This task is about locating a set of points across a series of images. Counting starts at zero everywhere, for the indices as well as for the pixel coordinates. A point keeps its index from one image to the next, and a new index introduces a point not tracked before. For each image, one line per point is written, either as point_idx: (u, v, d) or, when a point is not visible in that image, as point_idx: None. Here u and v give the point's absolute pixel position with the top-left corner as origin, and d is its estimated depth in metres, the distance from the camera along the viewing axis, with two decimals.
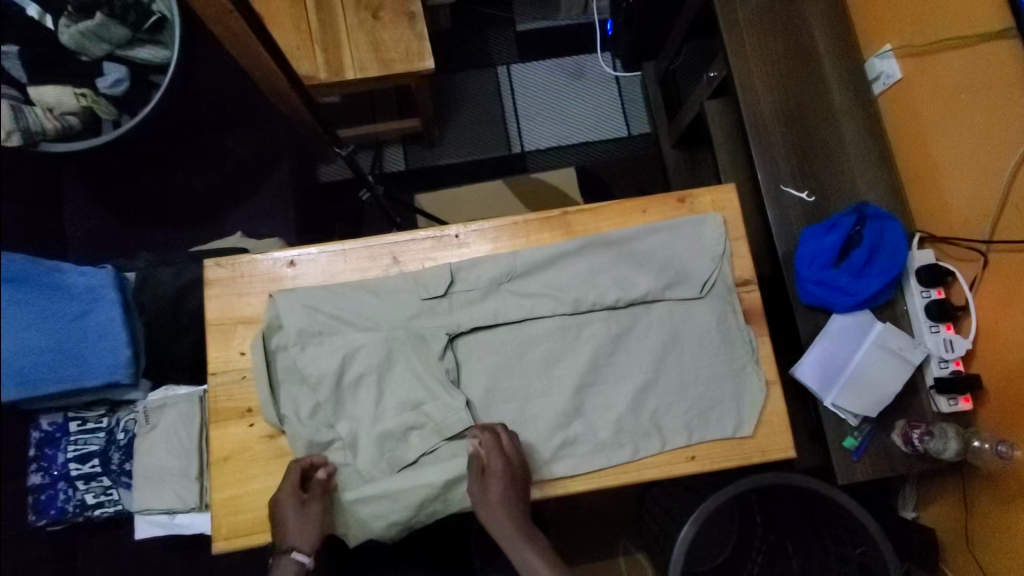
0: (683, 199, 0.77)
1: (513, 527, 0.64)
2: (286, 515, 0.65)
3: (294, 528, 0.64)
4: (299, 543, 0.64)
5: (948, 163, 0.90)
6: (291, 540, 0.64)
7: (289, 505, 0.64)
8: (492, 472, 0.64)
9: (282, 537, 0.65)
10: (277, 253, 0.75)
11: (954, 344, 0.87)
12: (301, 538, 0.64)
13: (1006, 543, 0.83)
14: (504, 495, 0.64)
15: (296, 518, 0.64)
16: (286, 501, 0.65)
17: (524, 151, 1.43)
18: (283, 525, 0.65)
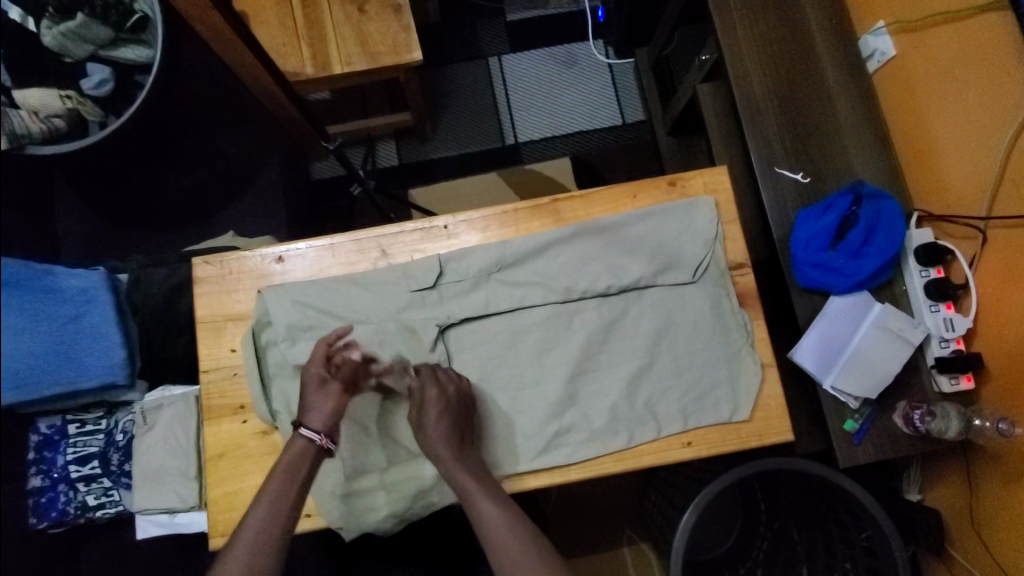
0: (674, 182, 0.76)
1: (448, 451, 0.62)
2: (307, 386, 0.64)
3: (308, 398, 0.63)
4: (311, 418, 0.63)
5: (945, 139, 0.89)
6: (304, 411, 0.63)
7: (310, 381, 0.64)
8: (427, 396, 0.64)
9: (298, 413, 0.63)
10: (265, 248, 0.75)
11: (954, 323, 0.86)
12: (314, 413, 0.63)
13: (1012, 522, 0.82)
14: (441, 419, 0.63)
15: (314, 394, 0.64)
16: (306, 374, 0.65)
17: (518, 142, 1.42)
18: (303, 396, 0.64)
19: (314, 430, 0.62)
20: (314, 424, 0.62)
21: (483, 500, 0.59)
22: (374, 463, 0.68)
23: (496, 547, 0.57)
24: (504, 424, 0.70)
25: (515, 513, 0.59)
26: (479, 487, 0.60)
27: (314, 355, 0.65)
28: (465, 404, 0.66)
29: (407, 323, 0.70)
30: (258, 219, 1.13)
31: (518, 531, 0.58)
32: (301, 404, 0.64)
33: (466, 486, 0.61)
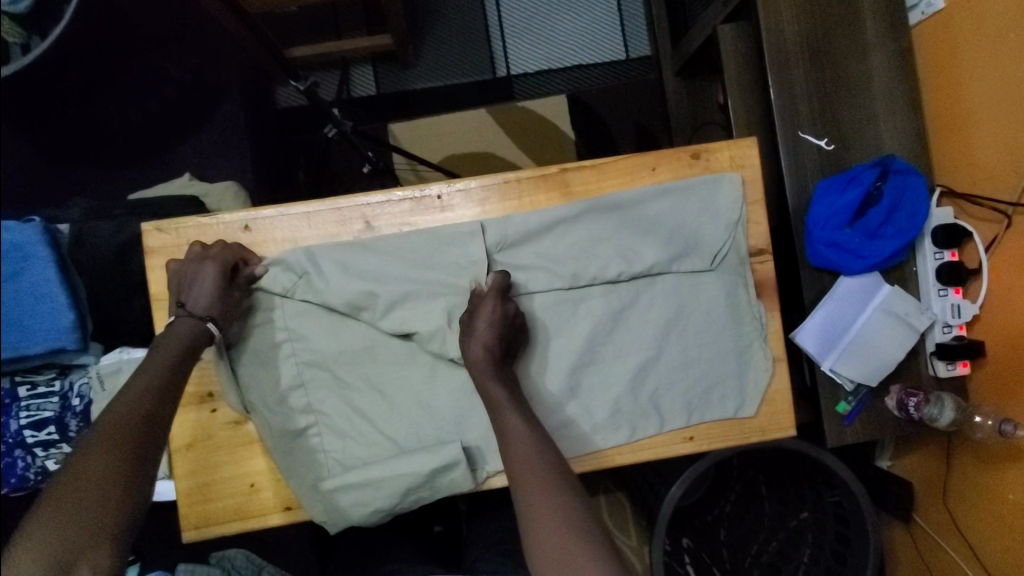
0: (698, 154, 0.68)
1: (488, 364, 0.58)
2: (203, 276, 0.59)
3: (211, 294, 0.59)
4: (209, 308, 0.59)
5: (984, 112, 0.81)
6: (199, 304, 0.59)
7: (212, 273, 0.59)
8: (483, 307, 0.60)
9: (190, 300, 0.59)
10: (229, 214, 0.64)
11: (961, 309, 0.84)
12: (208, 303, 0.59)
13: (984, 502, 0.86)
14: (491, 329, 0.59)
15: (209, 284, 0.59)
16: (209, 265, 0.60)
17: (510, 75, 1.27)
18: (196, 286, 0.59)
19: (216, 328, 0.60)
20: (212, 319, 0.59)
21: (514, 415, 0.56)
22: (361, 457, 0.64)
23: (514, 457, 0.54)
24: None
25: (541, 435, 0.56)
26: (510, 400, 0.57)
27: (221, 251, 0.61)
28: (516, 323, 0.62)
29: (454, 232, 0.64)
30: (217, 159, 1.00)
31: (544, 452, 0.54)
32: (191, 295, 0.59)
33: (493, 397, 0.57)
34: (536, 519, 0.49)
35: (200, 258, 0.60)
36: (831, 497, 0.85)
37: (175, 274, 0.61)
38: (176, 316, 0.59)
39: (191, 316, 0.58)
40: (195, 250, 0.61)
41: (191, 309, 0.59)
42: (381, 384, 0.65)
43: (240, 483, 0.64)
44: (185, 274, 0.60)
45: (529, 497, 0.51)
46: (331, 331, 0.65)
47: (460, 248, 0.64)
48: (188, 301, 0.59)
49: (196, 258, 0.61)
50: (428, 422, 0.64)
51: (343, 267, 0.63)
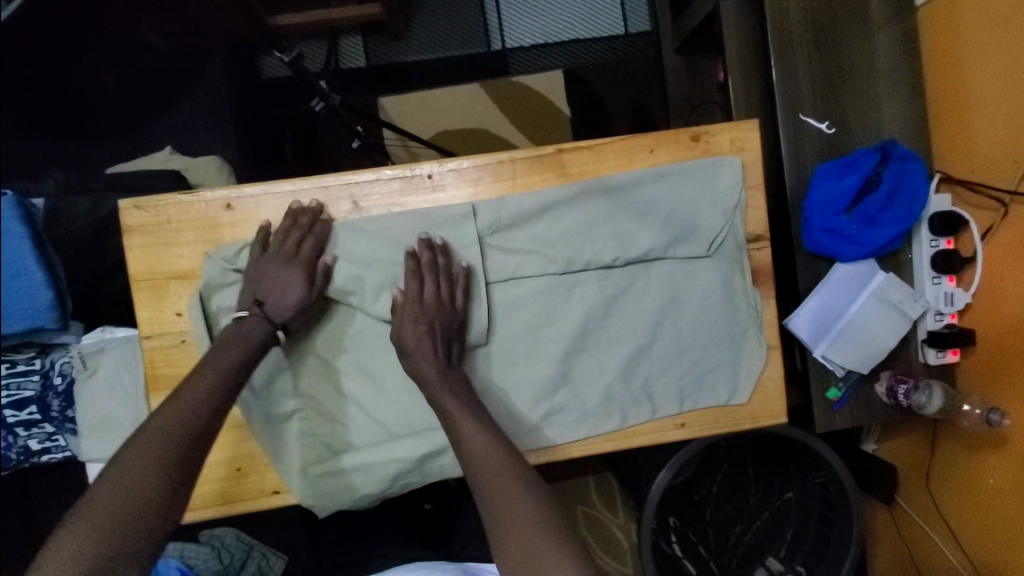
0: (699, 136, 0.66)
1: (434, 375, 0.58)
2: (290, 279, 0.59)
3: (291, 305, 0.59)
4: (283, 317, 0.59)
5: (984, 99, 0.80)
6: (278, 312, 0.59)
7: (296, 276, 0.59)
8: (406, 326, 0.59)
9: (274, 305, 0.59)
10: (211, 192, 0.62)
11: (955, 298, 0.85)
12: (282, 309, 0.59)
13: (966, 486, 0.88)
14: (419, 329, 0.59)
15: (289, 290, 0.59)
16: (298, 269, 0.59)
17: (505, 49, 1.23)
18: (280, 289, 0.59)
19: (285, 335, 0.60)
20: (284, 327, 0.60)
21: (472, 425, 0.55)
22: (348, 441, 0.63)
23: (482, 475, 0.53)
24: (494, 399, 0.64)
25: (505, 445, 0.55)
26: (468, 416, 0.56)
27: (307, 252, 0.60)
28: (451, 310, 0.60)
29: (445, 215, 0.62)
30: (200, 132, 0.96)
31: (509, 463, 0.53)
32: (273, 297, 0.59)
33: (444, 407, 0.57)
34: (508, 531, 0.49)
35: (287, 255, 0.59)
36: (816, 476, 0.87)
37: (255, 253, 0.60)
38: (250, 313, 0.59)
39: (266, 320, 0.59)
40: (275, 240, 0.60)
41: (267, 311, 0.59)
42: (370, 369, 0.63)
43: (226, 467, 0.63)
44: (270, 268, 0.59)
45: (498, 509, 0.51)
46: (322, 313, 0.63)
47: (452, 231, 0.62)
48: (268, 303, 0.59)
49: (284, 256, 0.59)
50: (419, 408, 0.63)
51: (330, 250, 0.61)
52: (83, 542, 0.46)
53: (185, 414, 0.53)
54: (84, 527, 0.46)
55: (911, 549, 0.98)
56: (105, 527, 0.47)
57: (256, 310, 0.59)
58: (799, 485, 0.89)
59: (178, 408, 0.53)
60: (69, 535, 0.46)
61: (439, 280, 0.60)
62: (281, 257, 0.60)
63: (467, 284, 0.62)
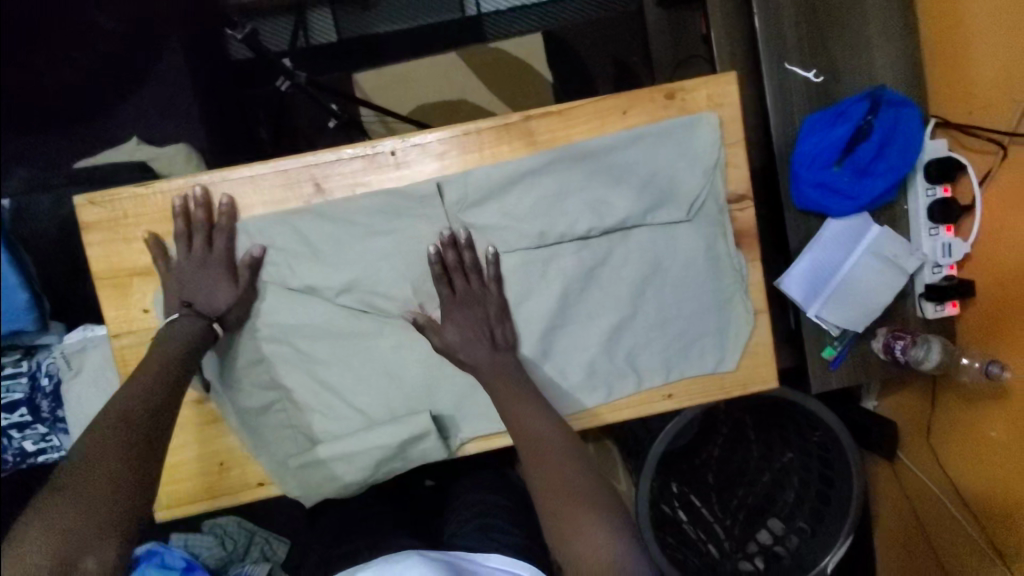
0: (674, 93, 0.62)
1: (485, 363, 0.59)
2: (210, 275, 0.58)
3: (222, 300, 0.58)
4: (213, 311, 0.59)
5: (979, 34, 0.76)
6: (209, 306, 0.58)
7: (214, 271, 0.58)
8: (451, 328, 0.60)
9: (199, 302, 0.58)
10: (166, 182, 0.59)
11: (952, 249, 0.81)
12: (212, 303, 0.58)
13: (968, 440, 0.87)
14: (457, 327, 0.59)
15: (210, 284, 0.58)
16: (217, 265, 0.58)
17: (480, 14, 1.15)
18: (207, 286, 0.58)
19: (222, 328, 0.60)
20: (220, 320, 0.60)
21: (534, 410, 0.57)
22: (329, 431, 0.62)
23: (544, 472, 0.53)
24: None
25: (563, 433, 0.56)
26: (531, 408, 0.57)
27: (220, 245, 0.58)
28: (487, 299, 0.60)
29: (411, 193, 0.60)
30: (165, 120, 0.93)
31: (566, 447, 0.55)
32: (202, 295, 0.58)
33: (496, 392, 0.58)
34: (563, 515, 0.49)
35: (202, 253, 0.58)
36: (813, 432, 0.87)
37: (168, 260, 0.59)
38: (182, 314, 0.58)
39: (202, 318, 0.58)
40: (186, 239, 0.58)
41: (199, 309, 0.58)
42: (345, 357, 0.61)
43: (209, 462, 0.63)
44: (188, 268, 0.58)
45: (552, 490, 0.51)
46: (289, 304, 0.60)
47: (420, 209, 0.60)
48: (197, 301, 0.58)
49: (198, 253, 0.58)
50: (400, 394, 0.62)
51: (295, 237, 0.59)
52: (59, 520, 0.43)
53: (152, 414, 0.51)
54: (60, 506, 0.44)
55: (915, 503, 0.98)
56: (84, 503, 0.44)
57: (186, 311, 0.58)
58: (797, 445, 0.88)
59: (144, 407, 0.52)
60: (38, 521, 0.43)
61: (471, 276, 0.60)
62: (195, 258, 0.58)
63: (497, 275, 0.60)
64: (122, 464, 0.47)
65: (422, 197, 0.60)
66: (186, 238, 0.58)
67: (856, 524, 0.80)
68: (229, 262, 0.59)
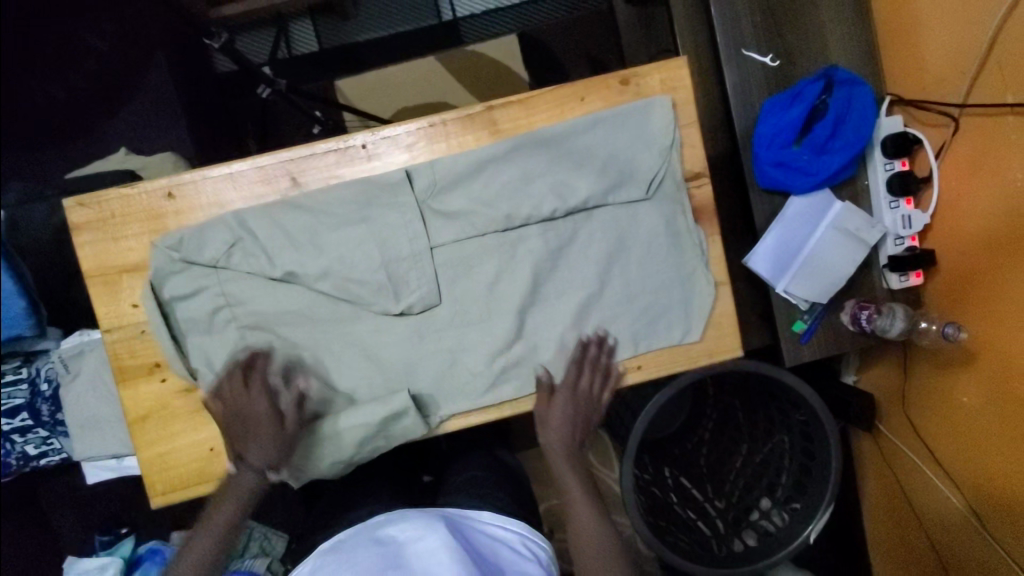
0: (627, 79, 0.66)
1: (562, 449, 0.62)
2: (251, 400, 0.59)
3: (270, 444, 0.59)
4: (263, 458, 0.59)
5: (928, 13, 0.79)
6: (258, 457, 0.59)
7: (253, 397, 0.59)
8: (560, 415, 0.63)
9: (246, 447, 0.59)
10: (150, 182, 0.63)
11: (912, 220, 0.84)
12: (257, 448, 0.59)
13: (939, 406, 0.88)
14: (565, 418, 0.63)
15: (255, 422, 0.59)
16: (257, 397, 0.59)
17: (456, 18, 1.21)
18: (254, 438, 0.59)
19: (278, 473, 0.60)
20: (275, 468, 0.60)
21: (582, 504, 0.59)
22: (314, 414, 0.64)
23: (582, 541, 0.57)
24: (457, 359, 0.66)
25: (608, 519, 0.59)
26: (583, 496, 0.60)
27: (257, 372, 0.60)
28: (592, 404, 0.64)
29: (383, 183, 0.63)
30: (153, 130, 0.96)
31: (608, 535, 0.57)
32: (252, 448, 0.59)
33: (566, 486, 0.61)
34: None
35: (242, 391, 0.59)
36: (798, 412, 0.86)
37: (218, 418, 0.60)
38: (236, 468, 0.59)
39: (254, 470, 0.59)
40: (228, 387, 0.59)
41: (251, 461, 0.59)
42: (326, 342, 0.65)
43: (200, 448, 0.65)
44: (233, 420, 0.59)
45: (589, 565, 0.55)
46: (271, 294, 0.64)
47: (392, 197, 0.63)
48: (247, 453, 0.59)
49: (239, 384, 0.60)
50: (380, 375, 0.65)
51: (274, 230, 0.62)
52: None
53: None
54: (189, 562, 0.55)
55: (900, 479, 0.98)
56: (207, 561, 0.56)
57: (244, 463, 0.59)
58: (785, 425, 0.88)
59: None
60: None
61: (595, 375, 0.64)
62: (237, 404, 0.59)
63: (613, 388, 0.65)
64: (225, 537, 0.57)
65: (393, 186, 0.63)
66: (225, 389, 0.59)
67: (837, 492, 0.79)
68: (269, 393, 0.60)
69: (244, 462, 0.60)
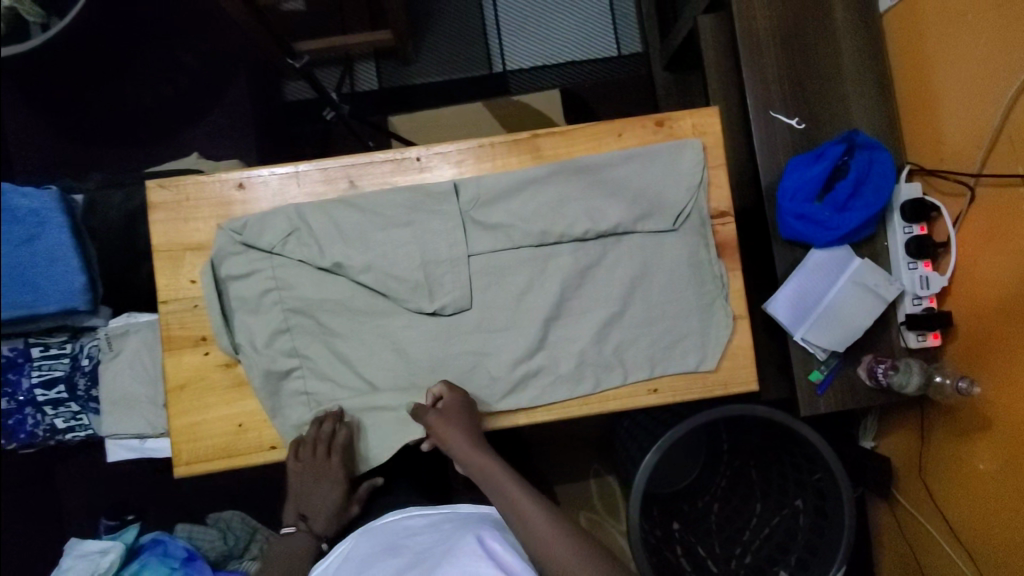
0: (662, 121, 0.73)
1: (470, 449, 0.61)
2: (325, 479, 0.67)
3: (328, 518, 0.71)
4: (324, 528, 0.71)
5: (947, 92, 0.85)
6: (321, 525, 0.71)
7: (329, 478, 0.67)
8: (448, 437, 0.62)
9: (314, 517, 0.71)
10: (225, 173, 0.70)
11: (930, 281, 0.87)
12: (320, 519, 0.71)
13: (956, 473, 0.86)
14: (456, 427, 0.62)
15: (322, 498, 0.70)
16: (334, 472, 0.67)
17: (506, 71, 1.31)
18: (319, 504, 0.70)
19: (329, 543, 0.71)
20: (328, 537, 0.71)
21: (519, 503, 0.57)
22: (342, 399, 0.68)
23: (545, 545, 0.53)
24: (481, 361, 0.69)
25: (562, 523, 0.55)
26: (518, 490, 0.58)
27: (337, 451, 0.66)
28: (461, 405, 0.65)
29: (431, 192, 0.69)
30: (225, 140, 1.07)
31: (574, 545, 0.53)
32: (315, 513, 0.71)
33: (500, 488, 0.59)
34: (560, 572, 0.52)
35: (324, 462, 0.66)
36: (814, 475, 0.78)
37: (295, 472, 0.67)
38: (298, 526, 0.71)
39: (311, 532, 0.71)
40: (316, 450, 0.66)
41: (311, 525, 0.71)
42: (361, 333, 0.69)
43: (228, 423, 0.69)
44: (309, 484, 0.68)
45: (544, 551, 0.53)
46: (317, 283, 0.69)
47: (437, 206, 0.69)
48: (310, 518, 0.71)
49: (322, 455, 0.66)
50: (408, 369, 0.68)
51: (329, 223, 0.68)
52: None
53: None
54: None
55: (917, 553, 0.94)
56: None
57: (301, 523, 0.71)
58: (802, 487, 0.80)
59: None
60: None
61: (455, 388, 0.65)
62: (316, 469, 0.66)
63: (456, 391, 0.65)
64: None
65: (439, 196, 0.69)
66: (304, 456, 0.66)
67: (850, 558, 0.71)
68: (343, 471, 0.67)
69: (304, 522, 0.71)
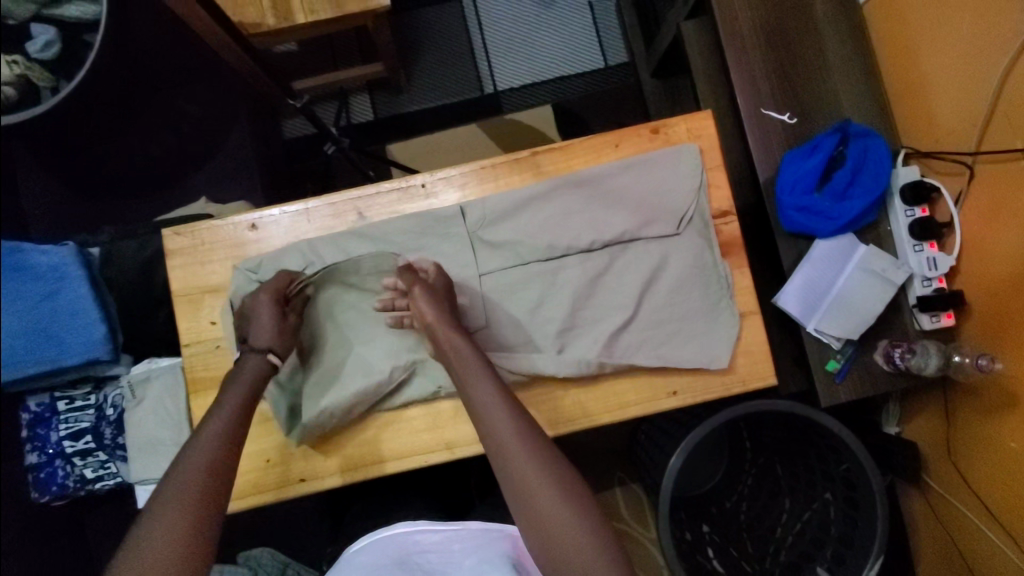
0: (658, 129, 0.74)
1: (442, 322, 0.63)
2: (260, 309, 0.65)
3: (270, 331, 0.65)
4: (272, 343, 0.65)
5: (936, 74, 0.86)
6: (263, 339, 0.64)
7: (264, 302, 0.65)
8: (421, 301, 0.63)
9: (257, 339, 0.65)
10: (237, 216, 0.72)
11: (937, 262, 0.87)
12: (265, 334, 0.65)
13: (987, 454, 0.85)
14: (429, 302, 0.63)
15: (266, 318, 0.65)
16: (263, 297, 0.65)
17: (497, 91, 1.34)
18: (257, 323, 0.65)
19: (278, 358, 0.65)
20: (274, 351, 0.65)
21: (480, 378, 0.59)
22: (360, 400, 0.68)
23: (506, 452, 0.54)
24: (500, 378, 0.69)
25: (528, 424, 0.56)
26: (483, 376, 0.59)
27: (273, 283, 0.67)
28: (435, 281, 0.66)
29: (438, 217, 0.71)
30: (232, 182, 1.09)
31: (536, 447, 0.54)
32: (255, 331, 0.65)
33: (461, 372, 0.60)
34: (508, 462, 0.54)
35: (256, 293, 0.66)
36: (840, 466, 0.78)
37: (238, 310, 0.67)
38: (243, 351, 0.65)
39: (255, 351, 0.64)
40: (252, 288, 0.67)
41: (254, 345, 0.65)
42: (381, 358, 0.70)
43: (256, 459, 0.70)
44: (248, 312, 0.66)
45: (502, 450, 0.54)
46: None
47: (445, 230, 0.71)
48: (251, 337, 0.65)
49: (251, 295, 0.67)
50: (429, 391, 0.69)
51: (343, 254, 0.71)
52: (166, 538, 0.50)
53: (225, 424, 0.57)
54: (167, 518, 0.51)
55: (954, 535, 0.93)
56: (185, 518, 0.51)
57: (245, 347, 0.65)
58: (829, 480, 0.80)
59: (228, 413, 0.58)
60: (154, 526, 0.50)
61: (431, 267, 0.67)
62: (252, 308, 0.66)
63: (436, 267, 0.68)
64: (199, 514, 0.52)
65: (446, 220, 0.71)
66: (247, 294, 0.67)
67: (886, 546, 0.71)
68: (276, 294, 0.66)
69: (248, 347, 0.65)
